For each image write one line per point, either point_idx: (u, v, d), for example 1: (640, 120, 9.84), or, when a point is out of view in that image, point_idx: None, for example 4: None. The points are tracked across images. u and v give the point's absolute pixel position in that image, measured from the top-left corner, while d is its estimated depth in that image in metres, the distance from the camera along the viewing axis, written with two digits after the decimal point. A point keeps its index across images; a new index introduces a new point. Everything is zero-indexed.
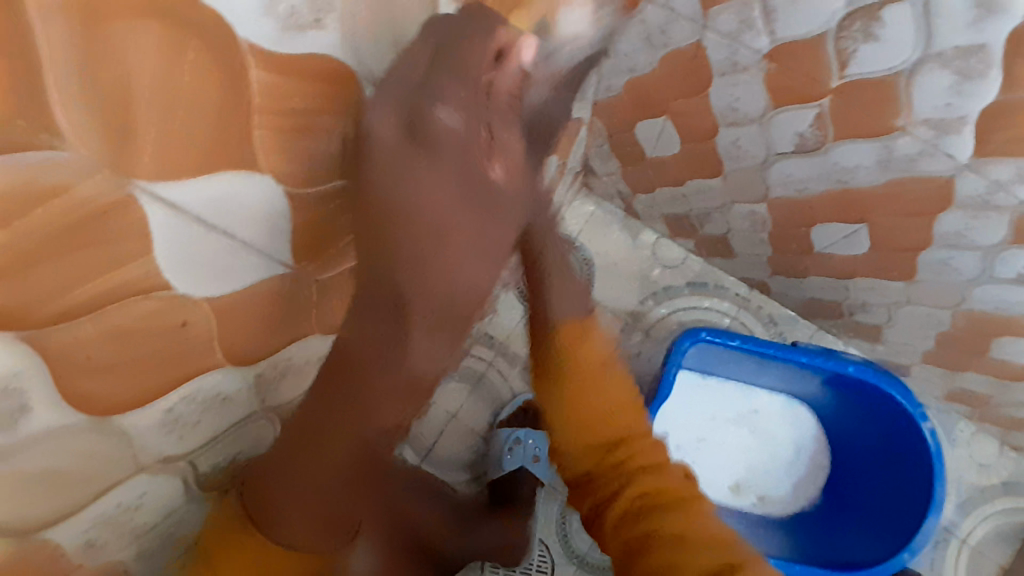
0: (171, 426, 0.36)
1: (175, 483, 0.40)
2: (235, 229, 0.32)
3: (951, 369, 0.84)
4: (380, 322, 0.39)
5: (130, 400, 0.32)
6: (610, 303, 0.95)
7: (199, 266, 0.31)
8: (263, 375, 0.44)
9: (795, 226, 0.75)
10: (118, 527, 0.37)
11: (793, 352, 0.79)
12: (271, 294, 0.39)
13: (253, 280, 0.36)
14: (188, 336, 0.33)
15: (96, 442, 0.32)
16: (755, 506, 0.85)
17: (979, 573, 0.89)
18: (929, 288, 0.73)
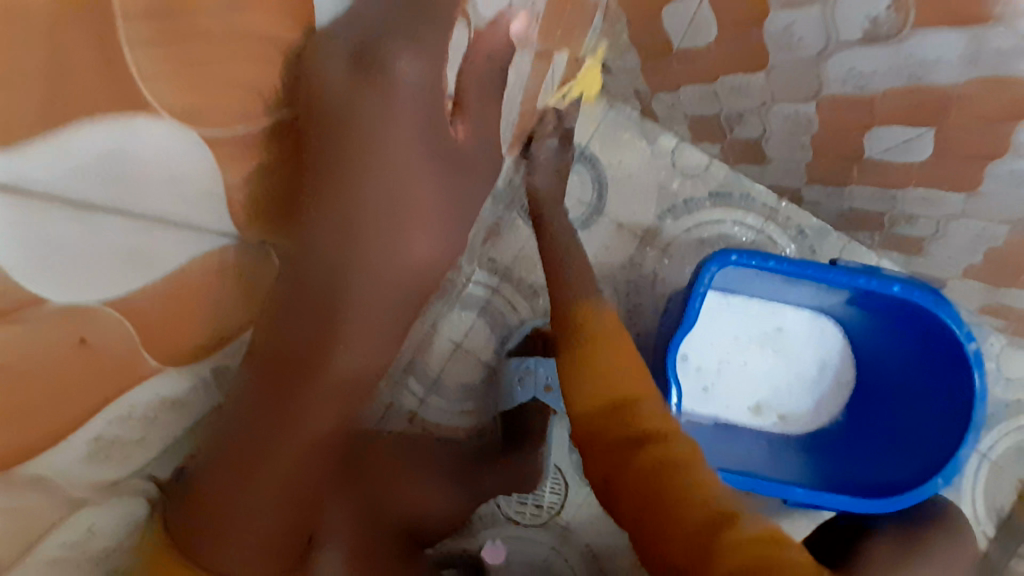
0: (102, 449, 0.35)
1: (134, 500, 0.41)
2: (134, 205, 0.28)
3: (995, 286, 0.77)
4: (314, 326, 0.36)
5: (50, 436, 0.30)
6: (624, 219, 0.87)
7: (92, 253, 0.28)
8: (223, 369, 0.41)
9: (845, 129, 0.65)
10: (77, 563, 0.36)
11: (830, 272, 0.69)
12: (200, 287, 0.36)
13: (173, 257, 0.33)
14: (99, 349, 0.31)
15: (23, 494, 0.31)
16: (775, 425, 0.81)
17: (998, 485, 0.90)
18: (991, 203, 0.63)
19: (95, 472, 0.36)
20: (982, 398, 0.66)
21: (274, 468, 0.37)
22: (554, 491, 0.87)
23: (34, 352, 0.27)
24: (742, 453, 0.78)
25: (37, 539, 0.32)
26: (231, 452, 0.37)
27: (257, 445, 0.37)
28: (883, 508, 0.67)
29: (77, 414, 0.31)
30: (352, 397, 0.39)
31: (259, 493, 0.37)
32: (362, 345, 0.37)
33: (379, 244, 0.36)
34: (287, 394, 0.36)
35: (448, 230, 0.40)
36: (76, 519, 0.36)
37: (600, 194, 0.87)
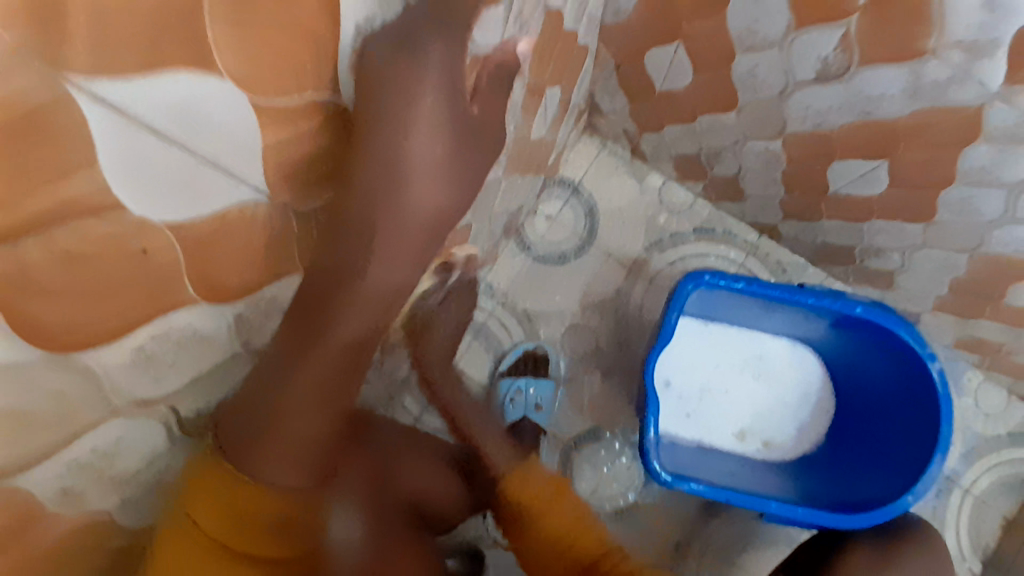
0: (143, 364, 0.34)
1: (156, 429, 0.39)
2: (201, 143, 0.29)
3: (964, 317, 0.82)
4: (349, 253, 0.42)
5: (92, 336, 0.30)
6: (613, 251, 0.94)
7: (158, 184, 0.28)
8: (244, 316, 0.40)
9: (812, 163, 0.71)
10: (98, 477, 0.36)
11: (799, 294, 0.75)
12: (252, 228, 0.35)
13: (224, 205, 0.32)
14: (152, 265, 0.30)
15: (64, 381, 0.30)
16: (759, 451, 0.84)
17: (982, 522, 0.91)
18: (948, 230, 0.69)
19: (136, 387, 0.35)
20: (947, 417, 0.70)
21: (307, 374, 0.45)
22: None
23: (101, 260, 0.28)
24: (723, 473, 0.81)
25: (75, 435, 0.32)
26: (273, 365, 0.44)
27: (305, 350, 0.44)
28: (860, 523, 0.71)
29: (134, 318, 0.31)
30: (375, 310, 0.46)
31: (298, 387, 0.45)
32: (385, 267, 0.44)
33: (387, 186, 0.41)
34: (325, 310, 0.44)
35: (459, 185, 0.46)
36: (102, 431, 0.34)
37: (592, 227, 0.94)
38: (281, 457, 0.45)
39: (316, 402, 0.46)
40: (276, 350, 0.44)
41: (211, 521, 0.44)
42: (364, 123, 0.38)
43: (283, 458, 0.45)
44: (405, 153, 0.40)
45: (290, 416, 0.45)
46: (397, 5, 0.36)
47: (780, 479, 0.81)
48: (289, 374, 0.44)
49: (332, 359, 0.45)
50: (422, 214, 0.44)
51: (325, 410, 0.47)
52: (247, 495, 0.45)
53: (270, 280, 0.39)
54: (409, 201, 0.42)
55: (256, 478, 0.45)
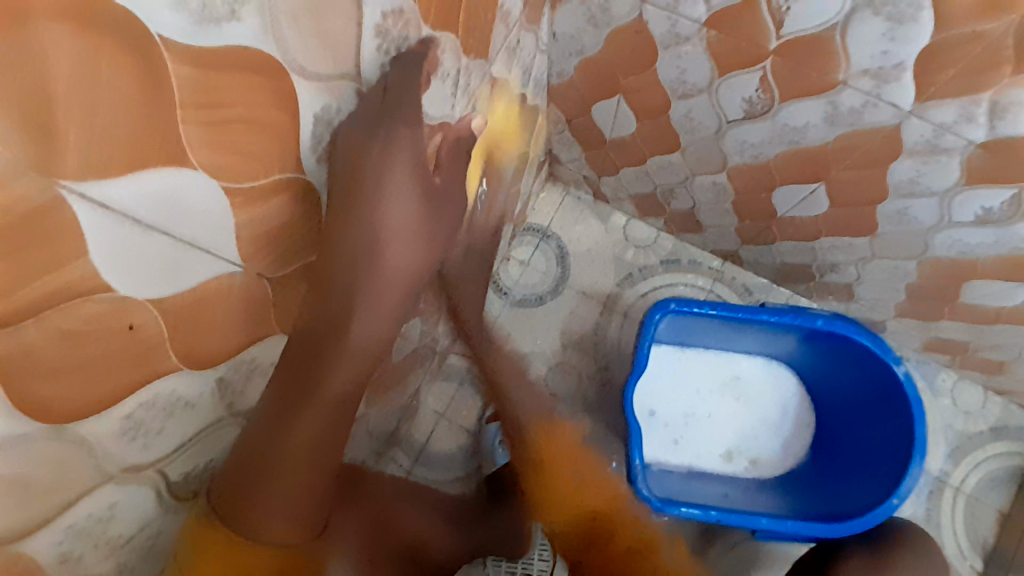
0: (134, 432, 0.35)
1: (147, 493, 0.39)
2: (178, 227, 0.32)
3: (926, 320, 0.85)
4: (335, 315, 0.45)
5: (86, 408, 0.31)
6: (585, 290, 0.98)
7: (142, 266, 0.30)
8: (226, 379, 0.41)
9: (757, 192, 0.76)
10: (92, 544, 0.36)
11: (762, 314, 0.78)
12: (230, 295, 0.38)
13: (203, 279, 0.35)
14: (139, 338, 0.32)
15: (60, 451, 0.31)
16: (746, 470, 0.86)
17: (976, 519, 0.93)
18: (892, 240, 0.73)
19: (131, 452, 0.36)
20: (919, 419, 0.73)
21: (308, 421, 0.44)
22: (542, 557, 0.87)
23: (93, 336, 0.29)
24: (714, 494, 0.83)
25: (72, 501, 0.33)
26: (270, 416, 0.44)
27: (293, 409, 0.44)
28: (842, 532, 0.73)
29: (121, 389, 0.32)
30: (370, 358, 0.47)
31: (289, 446, 0.44)
32: (369, 323, 0.46)
33: (364, 251, 0.44)
34: (319, 367, 0.44)
35: (428, 246, 0.50)
36: (99, 496, 0.35)
37: (563, 268, 0.99)
38: (279, 511, 0.45)
39: (310, 459, 0.46)
40: (263, 412, 0.44)
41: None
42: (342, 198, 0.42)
43: (282, 511, 0.45)
44: (380, 221, 0.44)
45: (288, 470, 0.44)
46: (351, 98, 0.40)
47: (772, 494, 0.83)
48: (290, 423, 0.44)
49: (325, 417, 0.45)
50: (400, 273, 0.47)
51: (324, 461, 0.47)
52: (240, 556, 0.45)
53: (248, 343, 0.41)
54: (387, 264, 0.46)
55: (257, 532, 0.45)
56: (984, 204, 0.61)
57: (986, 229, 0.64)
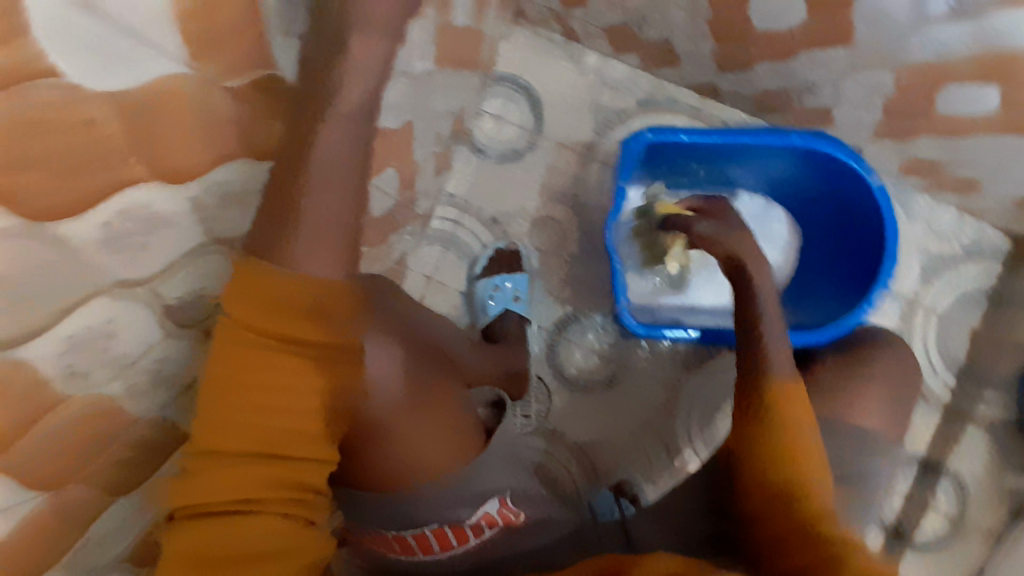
0: (115, 243, 0.35)
1: (143, 312, 0.40)
2: (112, 7, 0.30)
3: (902, 141, 0.85)
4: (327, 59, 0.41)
5: (62, 206, 0.31)
6: (563, 138, 0.96)
7: (84, 49, 0.30)
8: (200, 199, 0.41)
9: (732, 7, 0.73)
10: (96, 360, 0.38)
11: (738, 137, 0.80)
12: (188, 102, 0.36)
13: (153, 77, 0.33)
14: (97, 137, 0.32)
15: (40, 251, 0.31)
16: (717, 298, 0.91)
17: (947, 333, 0.98)
18: (867, 48, 0.71)
19: (119, 266, 0.36)
20: (891, 227, 0.77)
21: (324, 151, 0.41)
22: (540, 398, 0.96)
23: (40, 131, 0.29)
24: (693, 319, 0.89)
25: (66, 312, 0.34)
26: (285, 162, 0.42)
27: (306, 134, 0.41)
28: (818, 337, 0.80)
29: (87, 195, 0.32)
30: (372, 80, 0.42)
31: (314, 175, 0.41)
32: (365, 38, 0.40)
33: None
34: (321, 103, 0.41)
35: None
36: (95, 308, 0.36)
37: (538, 117, 0.96)
38: (323, 236, 0.42)
39: (342, 189, 0.42)
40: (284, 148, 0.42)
41: (255, 312, 0.40)
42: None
43: (316, 238, 0.41)
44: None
45: (313, 191, 0.41)
46: None
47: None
48: (308, 151, 0.41)
49: (338, 143, 0.41)
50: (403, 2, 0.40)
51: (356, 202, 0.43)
52: (293, 299, 0.41)
53: (214, 164, 0.40)
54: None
55: (296, 262, 0.41)
56: None
57: (959, 25, 0.65)
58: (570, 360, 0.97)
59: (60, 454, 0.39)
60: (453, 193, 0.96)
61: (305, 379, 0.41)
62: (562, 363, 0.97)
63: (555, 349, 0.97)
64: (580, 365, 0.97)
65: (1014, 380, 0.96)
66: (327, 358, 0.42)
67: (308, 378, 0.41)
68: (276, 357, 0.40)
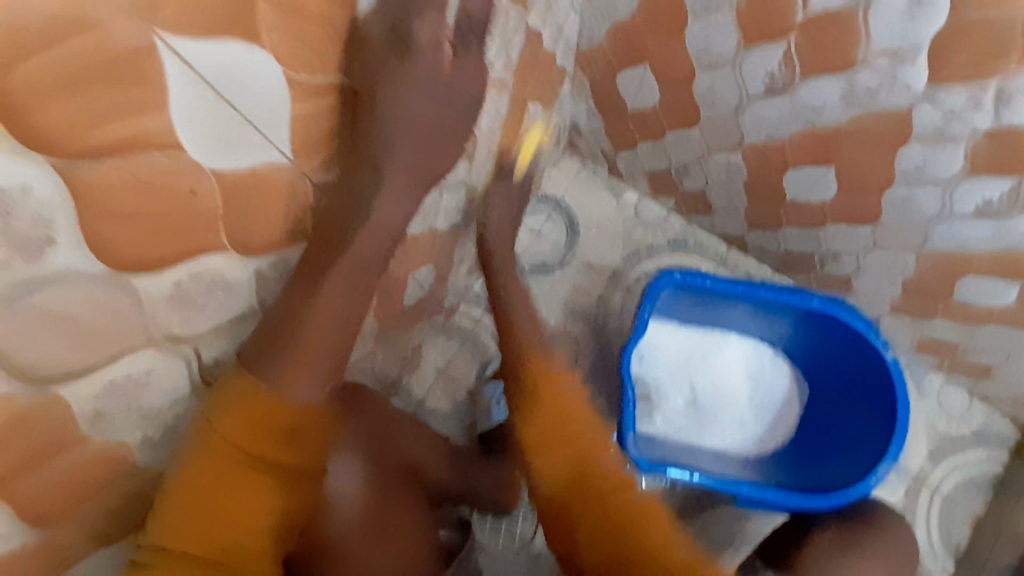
0: (178, 300, 0.37)
1: (180, 366, 0.41)
2: (241, 102, 0.33)
3: (919, 318, 0.88)
4: (360, 185, 0.44)
5: (146, 260, 0.33)
6: (593, 260, 1.00)
7: (211, 134, 0.33)
8: (262, 272, 0.43)
9: (771, 174, 0.79)
10: (127, 406, 0.39)
11: (760, 290, 0.83)
12: (280, 187, 0.40)
13: (258, 162, 0.37)
14: (198, 206, 0.34)
15: (114, 299, 0.33)
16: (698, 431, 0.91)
17: (951, 517, 0.95)
18: (893, 230, 0.76)
19: (175, 321, 0.38)
20: (904, 402, 0.78)
21: (332, 289, 0.44)
22: (527, 519, 0.93)
23: (153, 196, 0.31)
24: (695, 462, 0.88)
25: (114, 357, 0.35)
26: (297, 286, 0.44)
27: (328, 248, 0.44)
28: (821, 504, 0.78)
29: (165, 257, 0.34)
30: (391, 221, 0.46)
31: (329, 294, 0.44)
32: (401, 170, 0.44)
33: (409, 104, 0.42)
34: (334, 249, 0.44)
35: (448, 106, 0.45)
36: (140, 357, 0.37)
37: (573, 237, 1.01)
38: (315, 360, 0.44)
39: (345, 310, 0.45)
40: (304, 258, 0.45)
41: (233, 428, 0.41)
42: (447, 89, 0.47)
43: (314, 364, 0.44)
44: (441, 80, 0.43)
45: (325, 303, 0.44)
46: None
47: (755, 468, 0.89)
48: (321, 276, 0.44)
49: (355, 261, 0.45)
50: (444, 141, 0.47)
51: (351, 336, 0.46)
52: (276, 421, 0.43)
53: (287, 242, 0.44)
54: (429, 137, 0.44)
55: (286, 388, 0.43)
56: (985, 197, 0.63)
57: (984, 223, 0.66)
58: None
59: (68, 494, 0.38)
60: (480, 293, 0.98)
61: (265, 497, 0.43)
62: None
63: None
64: None
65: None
66: (289, 479, 0.44)
67: (267, 497, 0.43)
68: (247, 479, 0.42)
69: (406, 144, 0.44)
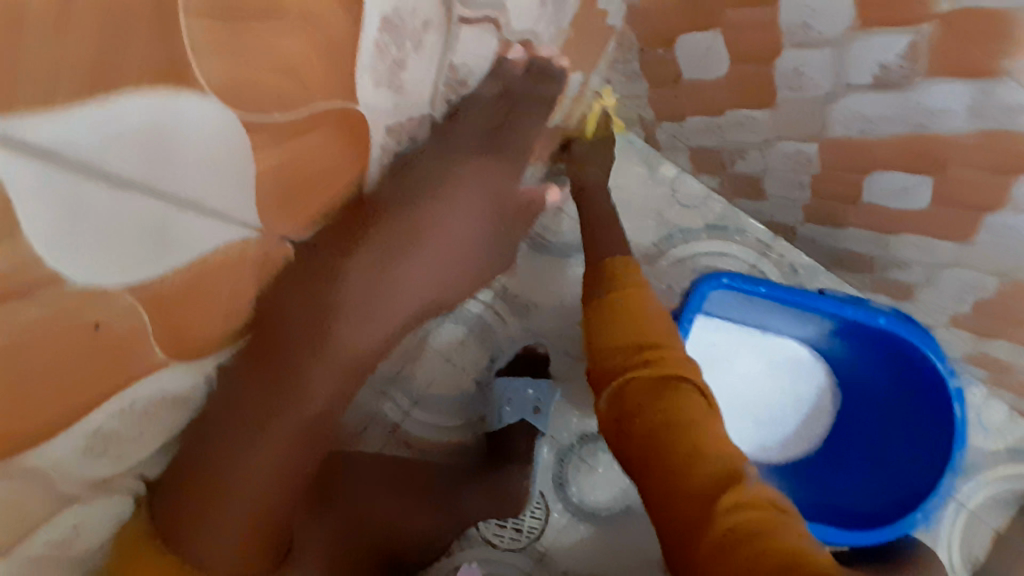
0: (98, 447, 0.33)
1: (117, 497, 0.38)
2: (168, 184, 0.26)
3: (979, 336, 0.78)
4: (318, 294, 0.42)
5: (54, 419, 0.27)
6: (620, 243, 0.88)
7: (111, 232, 0.25)
8: (224, 367, 0.39)
9: (846, 171, 0.66)
10: (55, 562, 0.35)
11: (819, 301, 0.74)
12: (228, 264, 0.34)
13: (205, 245, 0.31)
14: (100, 337, 0.27)
15: (7, 487, 0.27)
16: (734, 439, 0.83)
17: (974, 536, 0.89)
18: (981, 251, 0.64)
19: (95, 467, 0.34)
20: (964, 437, 0.71)
21: (255, 466, 0.40)
22: (535, 515, 0.85)
23: (38, 332, 0.24)
24: None
25: (33, 519, 0.30)
26: (231, 424, 0.40)
27: (280, 373, 0.40)
28: (870, 540, 0.73)
29: (84, 403, 0.29)
30: (340, 373, 0.44)
31: (278, 431, 0.40)
32: (395, 286, 0.46)
33: (364, 312, 0.44)
34: (287, 380, 0.41)
35: (465, 208, 0.51)
36: (61, 518, 0.33)
37: None
38: (235, 508, 0.40)
39: (300, 444, 0.42)
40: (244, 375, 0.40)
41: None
42: (382, 222, 0.44)
43: (239, 516, 0.41)
44: (449, 220, 0.49)
45: (276, 432, 0.40)
46: None
47: (778, 482, 0.82)
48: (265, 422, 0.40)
49: (327, 380, 0.43)
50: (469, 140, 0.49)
51: (297, 472, 0.43)
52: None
53: (215, 348, 0.37)
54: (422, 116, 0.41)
55: (201, 553, 0.41)
56: None
57: None
58: (578, 482, 0.86)
59: None
60: (502, 284, 0.86)
61: None
62: (568, 482, 0.86)
63: (562, 477, 0.86)
64: (588, 490, 0.86)
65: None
66: None
67: None
68: None
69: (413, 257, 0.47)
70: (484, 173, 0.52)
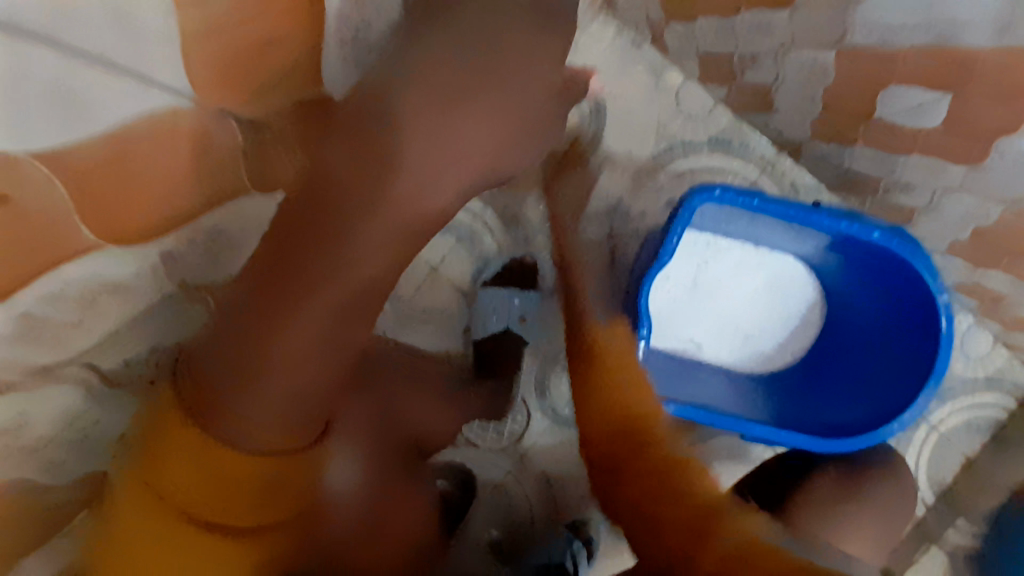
0: (58, 297, 0.47)
1: (76, 388, 0.54)
2: (59, 43, 0.38)
3: (975, 264, 0.76)
4: (380, 152, 0.48)
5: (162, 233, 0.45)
6: (617, 154, 0.84)
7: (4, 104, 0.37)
8: (157, 263, 0.53)
9: (861, 86, 0.62)
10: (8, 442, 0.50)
11: (813, 214, 0.71)
12: (175, 133, 0.46)
13: (133, 109, 0.43)
14: (29, 216, 0.41)
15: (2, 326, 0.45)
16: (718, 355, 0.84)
17: (942, 458, 0.91)
18: (990, 178, 0.61)
19: (33, 357, 0.48)
20: (947, 353, 0.69)
21: (284, 348, 0.48)
22: (517, 419, 0.86)
23: None
24: (707, 390, 0.82)
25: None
26: (273, 307, 0.47)
27: (325, 238, 0.48)
28: (841, 448, 0.73)
29: (27, 275, 0.44)
30: (390, 249, 0.51)
31: (304, 317, 0.47)
32: (428, 157, 0.50)
33: (426, 172, 0.50)
34: (332, 244, 0.48)
35: (508, 82, 0.52)
36: (2, 407, 0.48)
37: (597, 124, 0.83)
38: (255, 397, 0.47)
39: (321, 333, 0.49)
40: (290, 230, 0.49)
41: (185, 488, 0.48)
42: (424, 103, 0.49)
43: (268, 407, 0.48)
44: (493, 104, 0.52)
45: (299, 315, 0.47)
46: None
47: (758, 395, 0.83)
48: (294, 305, 0.47)
49: (371, 250, 0.49)
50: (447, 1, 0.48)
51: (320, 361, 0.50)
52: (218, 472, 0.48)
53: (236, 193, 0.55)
54: None
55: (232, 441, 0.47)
56: None
57: None
58: (560, 390, 0.87)
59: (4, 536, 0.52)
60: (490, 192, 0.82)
61: (231, 549, 0.50)
62: (551, 390, 0.86)
63: (544, 384, 0.86)
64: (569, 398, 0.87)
65: (988, 515, 0.90)
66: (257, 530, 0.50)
67: (223, 548, 0.49)
68: (176, 536, 0.49)
69: (465, 125, 0.51)
70: (512, 84, 0.52)
